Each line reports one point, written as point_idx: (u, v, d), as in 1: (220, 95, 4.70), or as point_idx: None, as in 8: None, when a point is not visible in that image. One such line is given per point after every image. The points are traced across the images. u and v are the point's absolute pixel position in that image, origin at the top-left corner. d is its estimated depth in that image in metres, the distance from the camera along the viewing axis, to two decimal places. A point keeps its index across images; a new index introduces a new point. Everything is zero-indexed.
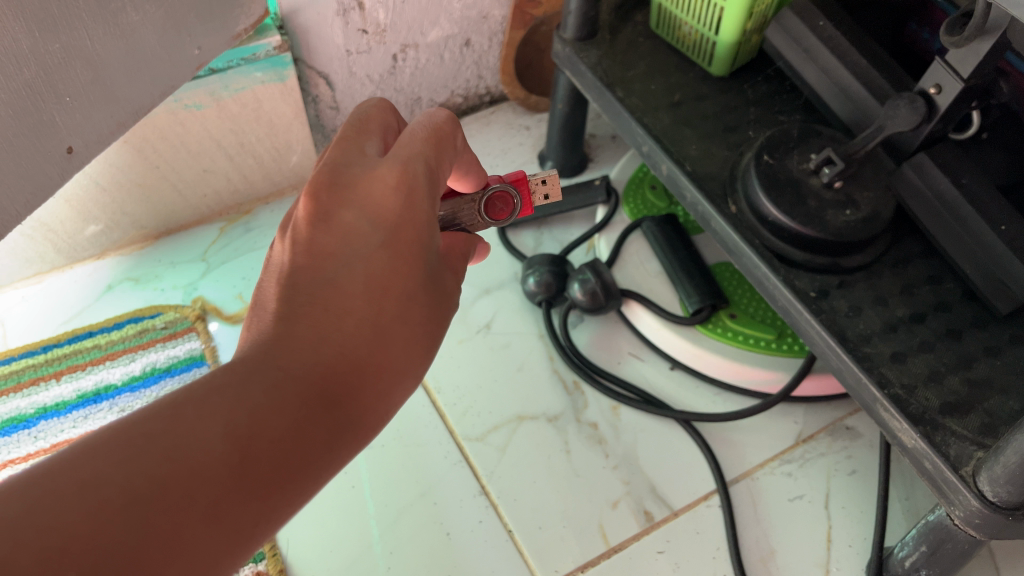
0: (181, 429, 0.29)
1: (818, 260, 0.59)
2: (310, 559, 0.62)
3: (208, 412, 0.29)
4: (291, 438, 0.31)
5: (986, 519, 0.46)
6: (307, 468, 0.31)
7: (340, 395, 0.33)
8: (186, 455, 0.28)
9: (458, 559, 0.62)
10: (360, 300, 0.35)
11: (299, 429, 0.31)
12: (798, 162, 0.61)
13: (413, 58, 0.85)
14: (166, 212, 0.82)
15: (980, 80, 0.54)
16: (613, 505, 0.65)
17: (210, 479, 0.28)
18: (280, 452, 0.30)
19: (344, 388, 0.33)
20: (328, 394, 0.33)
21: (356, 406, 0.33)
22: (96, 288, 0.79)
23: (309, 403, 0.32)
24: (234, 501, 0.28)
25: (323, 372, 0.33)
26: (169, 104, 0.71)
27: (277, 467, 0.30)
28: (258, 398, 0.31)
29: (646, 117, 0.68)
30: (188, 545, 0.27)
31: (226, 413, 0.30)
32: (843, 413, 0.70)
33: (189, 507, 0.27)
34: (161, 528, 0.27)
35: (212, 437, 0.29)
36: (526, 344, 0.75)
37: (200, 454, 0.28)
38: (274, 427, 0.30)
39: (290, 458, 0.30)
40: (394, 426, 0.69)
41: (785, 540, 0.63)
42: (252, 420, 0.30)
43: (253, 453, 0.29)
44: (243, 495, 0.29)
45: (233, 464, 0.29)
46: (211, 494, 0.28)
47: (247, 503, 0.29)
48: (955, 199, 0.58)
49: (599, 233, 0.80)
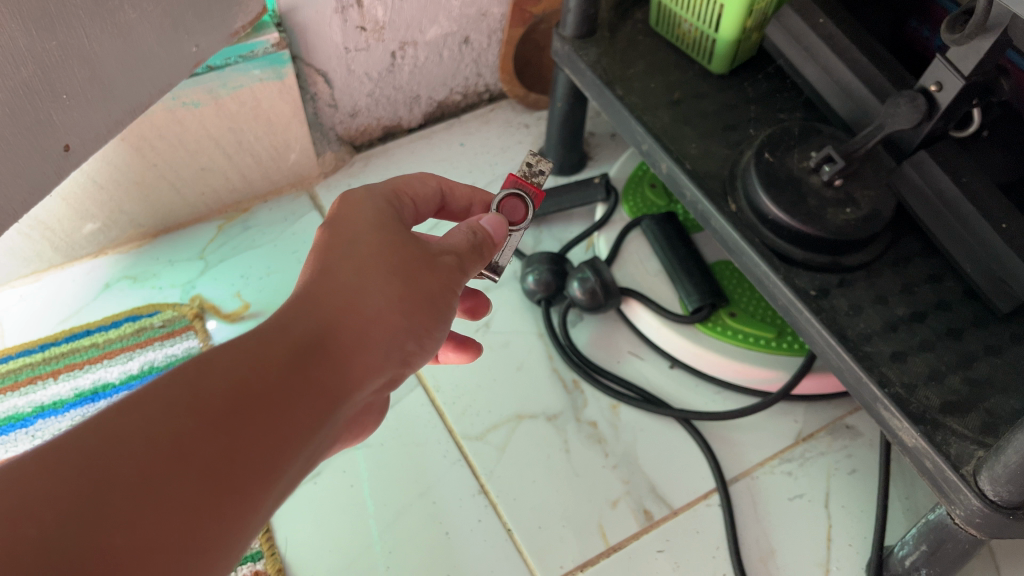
0: (152, 401, 0.30)
1: (819, 258, 0.58)
2: (308, 559, 0.61)
3: (181, 383, 0.31)
4: (261, 403, 0.32)
5: (987, 518, 0.45)
6: (277, 426, 0.32)
7: (309, 360, 0.34)
8: (163, 415, 0.30)
9: (457, 558, 0.62)
10: (330, 287, 0.37)
11: (266, 390, 0.33)
12: (799, 160, 0.61)
13: (412, 55, 0.84)
14: (165, 210, 0.82)
15: (981, 78, 0.54)
16: (613, 503, 0.65)
17: (175, 437, 0.30)
18: (247, 410, 0.32)
19: (314, 357, 0.35)
20: (300, 363, 0.34)
21: (325, 368, 0.35)
22: (94, 286, 0.79)
23: (279, 370, 0.33)
24: (212, 458, 0.30)
25: (292, 347, 0.34)
26: (167, 101, 0.71)
27: (250, 430, 0.31)
28: (230, 368, 0.32)
29: (646, 115, 0.67)
30: (157, 496, 0.28)
31: (199, 382, 0.32)
32: (843, 412, 0.70)
33: (166, 467, 0.29)
34: (128, 482, 0.28)
35: (177, 405, 0.31)
36: (525, 342, 0.74)
37: (172, 420, 0.30)
38: (241, 389, 0.32)
39: (257, 418, 0.32)
40: (393, 425, 0.69)
41: (785, 539, 0.62)
42: (223, 384, 0.32)
43: (221, 412, 0.31)
44: (210, 449, 0.30)
45: (199, 422, 0.30)
46: (186, 453, 0.30)
47: (227, 461, 0.30)
48: (956, 197, 0.58)
49: (598, 231, 0.80)
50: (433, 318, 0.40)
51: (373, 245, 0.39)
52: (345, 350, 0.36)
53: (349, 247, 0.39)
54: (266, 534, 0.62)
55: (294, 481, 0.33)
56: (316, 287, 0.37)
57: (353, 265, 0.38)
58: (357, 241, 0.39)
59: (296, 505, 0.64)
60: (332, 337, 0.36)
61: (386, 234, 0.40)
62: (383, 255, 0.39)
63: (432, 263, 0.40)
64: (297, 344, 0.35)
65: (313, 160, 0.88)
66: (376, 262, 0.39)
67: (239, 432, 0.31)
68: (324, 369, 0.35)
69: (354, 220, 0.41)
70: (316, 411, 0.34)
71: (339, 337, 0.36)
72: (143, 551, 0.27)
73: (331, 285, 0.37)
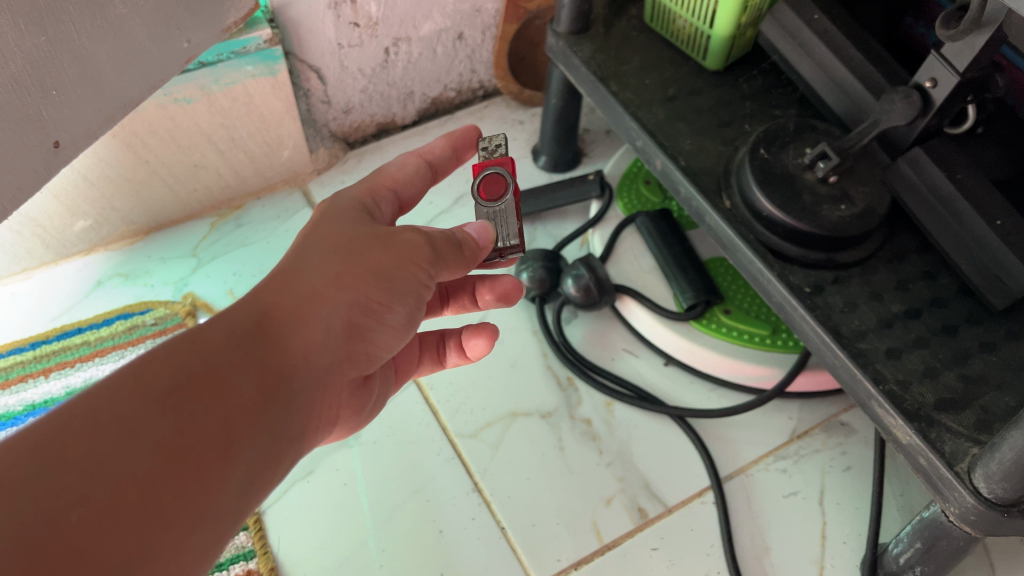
0: (100, 389, 0.32)
1: (813, 255, 0.58)
2: (301, 558, 0.61)
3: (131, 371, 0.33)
4: (206, 380, 0.34)
5: (981, 516, 0.45)
6: (225, 404, 0.34)
7: (255, 344, 0.37)
8: (115, 396, 0.32)
9: (450, 556, 0.61)
10: (278, 282, 0.40)
11: (213, 371, 0.35)
12: (794, 156, 0.61)
13: (406, 51, 0.84)
14: (157, 207, 0.82)
15: (976, 74, 0.54)
16: (607, 502, 0.64)
17: (130, 414, 0.32)
18: (196, 388, 0.34)
19: (261, 342, 0.37)
20: (243, 346, 0.36)
21: (270, 352, 0.37)
22: (86, 284, 0.79)
23: (221, 350, 0.36)
24: (161, 431, 0.32)
25: (238, 333, 0.37)
26: (158, 98, 0.70)
27: (199, 407, 0.34)
28: (174, 352, 0.35)
29: (640, 112, 0.67)
30: (114, 466, 0.30)
31: (149, 367, 0.34)
32: (838, 409, 0.70)
33: (118, 442, 0.31)
34: (89, 455, 0.30)
35: (129, 387, 0.33)
36: (520, 340, 0.74)
37: (119, 401, 0.32)
38: (189, 371, 0.34)
39: (205, 396, 0.34)
40: (386, 423, 0.69)
41: (780, 537, 0.62)
42: (171, 368, 0.34)
43: (171, 390, 0.33)
44: (161, 422, 0.32)
45: (151, 401, 0.33)
46: (133, 427, 0.32)
47: (176, 433, 0.32)
48: (951, 194, 0.58)
49: (593, 229, 0.80)
50: (386, 292, 0.41)
51: (312, 240, 0.42)
52: (288, 330, 0.38)
53: (299, 246, 0.41)
54: (259, 533, 0.62)
55: (252, 456, 0.35)
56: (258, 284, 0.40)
57: (292, 260, 0.41)
58: (297, 240, 0.42)
59: (289, 504, 0.64)
60: (275, 320, 0.38)
61: (332, 226, 0.43)
62: (321, 245, 0.41)
63: (377, 241, 0.42)
64: (238, 328, 0.37)
65: (306, 157, 0.87)
66: (314, 251, 0.41)
67: (185, 406, 0.33)
68: (267, 348, 0.37)
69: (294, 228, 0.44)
70: (260, 384, 0.36)
71: (283, 318, 0.38)
72: (102, 517, 0.29)
73: (272, 279, 0.40)
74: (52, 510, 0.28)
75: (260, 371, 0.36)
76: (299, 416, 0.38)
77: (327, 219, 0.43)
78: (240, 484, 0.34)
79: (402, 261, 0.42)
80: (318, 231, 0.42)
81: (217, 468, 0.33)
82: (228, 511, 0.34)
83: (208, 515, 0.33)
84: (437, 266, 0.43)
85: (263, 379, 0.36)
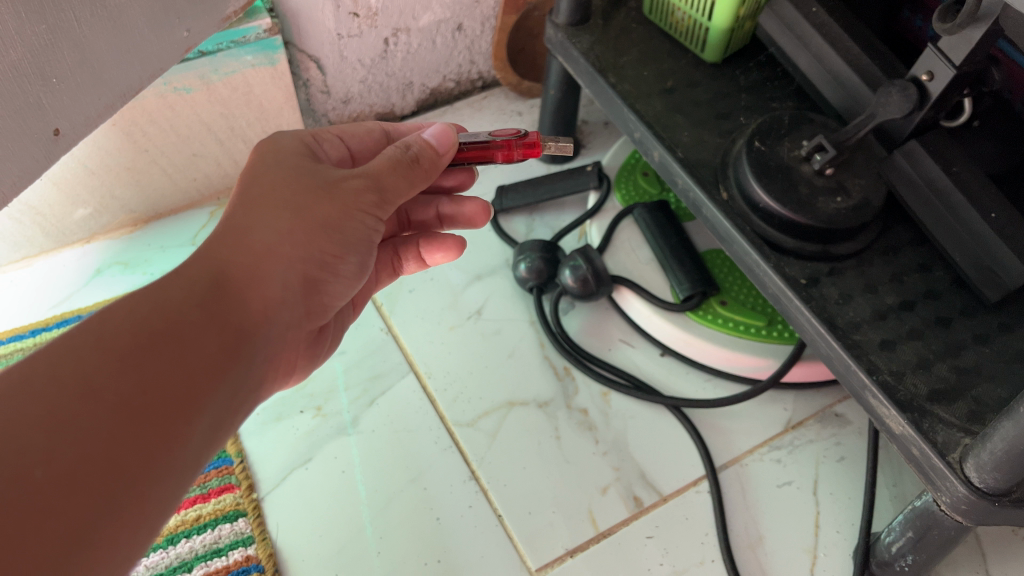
0: (64, 349, 0.34)
1: (809, 247, 0.59)
2: (299, 544, 0.62)
3: (91, 330, 0.35)
4: (165, 336, 0.36)
5: (972, 505, 0.46)
6: (186, 359, 0.36)
7: (212, 300, 0.38)
8: (72, 358, 0.33)
9: (447, 544, 0.62)
10: (235, 235, 0.41)
11: (172, 328, 0.36)
12: (790, 148, 0.61)
13: (405, 42, 0.84)
14: (156, 195, 0.82)
15: (970, 68, 0.54)
16: (602, 490, 0.65)
17: (89, 374, 0.33)
18: (155, 346, 0.35)
19: (219, 298, 0.38)
20: (201, 301, 0.38)
21: (229, 308, 0.38)
22: (85, 272, 0.79)
23: (181, 307, 0.37)
24: (122, 388, 0.33)
25: (194, 290, 0.38)
26: (157, 87, 0.71)
27: (161, 363, 0.35)
28: (133, 311, 0.36)
29: (639, 103, 0.67)
30: (76, 425, 0.32)
31: (108, 326, 0.35)
32: (833, 401, 0.70)
33: (79, 401, 0.32)
34: (52, 417, 0.32)
35: (90, 346, 0.34)
36: (517, 330, 0.75)
37: (82, 361, 0.33)
38: (149, 329, 0.35)
39: (165, 353, 0.35)
40: (385, 412, 0.70)
41: (773, 526, 0.63)
42: (131, 326, 0.35)
43: (131, 349, 0.35)
44: (121, 381, 0.34)
45: (110, 359, 0.34)
46: (95, 386, 0.33)
47: (138, 390, 0.34)
48: (947, 186, 0.58)
49: (591, 219, 0.80)
50: (336, 244, 0.44)
51: (264, 194, 0.43)
52: (243, 286, 0.40)
53: (262, 198, 0.42)
54: (257, 519, 0.62)
55: (217, 406, 0.37)
56: (213, 239, 0.41)
57: (245, 217, 0.42)
58: (255, 191, 0.43)
59: (288, 491, 0.64)
60: (233, 277, 0.40)
61: (293, 176, 0.44)
62: (276, 201, 0.42)
63: (334, 193, 0.43)
64: (197, 285, 0.38)
65: None
66: (271, 206, 0.42)
67: (147, 362, 0.35)
68: (225, 304, 0.39)
69: (243, 179, 0.44)
70: (221, 338, 0.37)
71: (238, 276, 0.40)
72: (67, 476, 0.31)
73: (225, 236, 0.41)
74: (19, 470, 0.30)
75: (221, 327, 0.38)
76: (260, 367, 0.40)
77: (290, 168, 0.44)
78: (206, 434, 0.36)
79: (349, 211, 0.44)
80: (278, 181, 0.43)
81: (183, 422, 0.35)
82: (195, 461, 0.36)
83: (175, 467, 0.34)
84: (380, 209, 0.45)
85: (224, 334, 0.38)
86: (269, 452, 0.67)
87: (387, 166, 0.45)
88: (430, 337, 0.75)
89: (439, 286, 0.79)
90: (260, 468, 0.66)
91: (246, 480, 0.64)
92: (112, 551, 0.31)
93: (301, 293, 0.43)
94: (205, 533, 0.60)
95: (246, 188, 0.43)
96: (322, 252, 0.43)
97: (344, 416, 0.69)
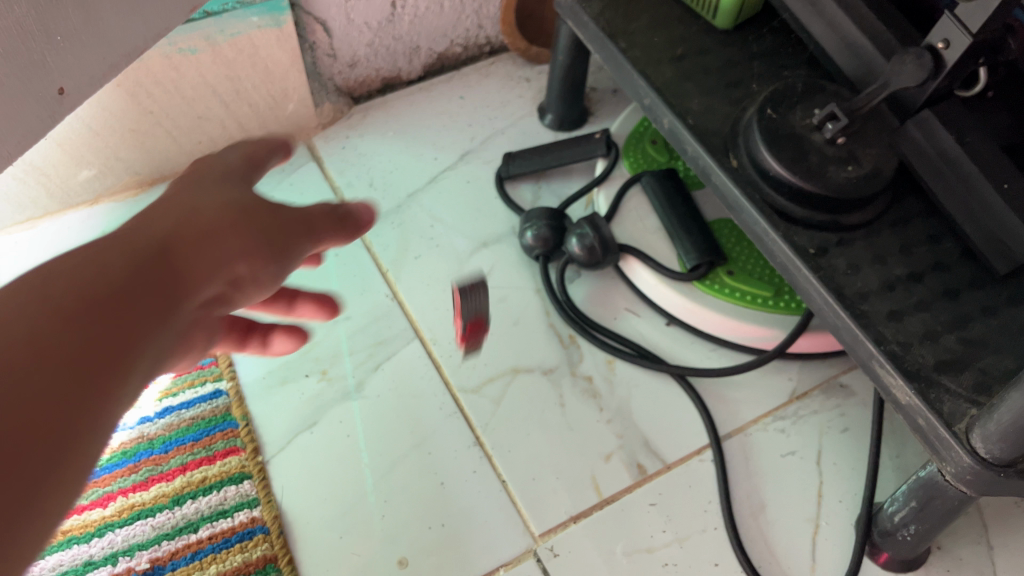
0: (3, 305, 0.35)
1: (819, 216, 0.58)
2: (304, 507, 0.62)
3: (32, 290, 0.36)
4: (104, 302, 0.37)
5: (977, 475, 0.46)
6: (120, 326, 0.37)
7: (150, 277, 0.40)
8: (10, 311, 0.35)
9: (450, 509, 0.62)
10: (176, 225, 0.43)
11: (109, 295, 0.38)
12: (802, 117, 0.61)
13: (412, 6, 0.84)
14: (161, 157, 0.82)
15: (986, 35, 0.53)
16: (605, 457, 0.65)
17: (29, 325, 0.34)
18: (94, 308, 0.37)
19: (156, 276, 0.40)
20: (141, 276, 0.39)
21: (164, 288, 0.40)
22: (90, 234, 0.79)
23: (119, 277, 0.39)
24: (60, 341, 0.35)
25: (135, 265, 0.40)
26: (163, 47, 0.71)
27: (98, 327, 0.36)
28: (74, 276, 0.37)
29: (649, 70, 0.67)
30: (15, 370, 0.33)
31: (49, 288, 0.36)
32: (837, 372, 0.70)
33: (21, 349, 0.33)
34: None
35: (29, 302, 0.35)
36: (522, 298, 0.75)
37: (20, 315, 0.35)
38: (89, 292, 0.37)
39: (100, 316, 0.37)
40: (390, 377, 0.70)
41: (776, 495, 0.63)
42: (71, 288, 0.37)
43: (70, 308, 0.36)
44: (58, 334, 0.35)
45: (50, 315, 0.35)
46: (45, 343, 0.34)
47: (74, 345, 0.35)
48: (959, 156, 0.58)
49: (598, 187, 0.80)
50: (258, 251, 0.46)
51: (188, 203, 0.46)
52: (178, 270, 0.42)
53: (193, 203, 0.45)
54: (262, 482, 0.62)
55: (139, 379, 0.38)
56: (150, 227, 0.43)
57: (181, 214, 0.44)
58: (190, 202, 0.45)
59: (293, 455, 0.65)
60: (170, 259, 0.42)
61: (221, 193, 0.47)
62: (208, 209, 0.45)
63: (258, 211, 0.47)
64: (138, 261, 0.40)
65: (310, 110, 0.87)
66: (196, 209, 0.45)
67: (86, 323, 0.36)
68: (161, 282, 0.40)
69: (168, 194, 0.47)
70: (154, 312, 0.39)
71: (175, 259, 0.42)
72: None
73: (163, 225, 0.43)
74: None
75: (156, 304, 0.39)
76: (168, 350, 0.42)
77: (211, 186, 0.47)
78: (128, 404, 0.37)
79: (269, 224, 0.47)
80: (209, 195, 0.46)
81: (112, 384, 0.36)
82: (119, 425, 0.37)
83: (103, 426, 0.35)
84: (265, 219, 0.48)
85: (158, 311, 0.39)
86: (274, 416, 0.67)
87: (297, 214, 0.49)
88: (435, 303, 0.75)
89: (445, 253, 0.78)
90: (265, 431, 0.66)
91: (251, 443, 0.65)
92: (44, 496, 0.32)
93: (219, 288, 0.45)
94: (211, 494, 0.61)
95: (177, 199, 0.46)
96: (251, 258, 0.46)
97: (349, 380, 0.69)
